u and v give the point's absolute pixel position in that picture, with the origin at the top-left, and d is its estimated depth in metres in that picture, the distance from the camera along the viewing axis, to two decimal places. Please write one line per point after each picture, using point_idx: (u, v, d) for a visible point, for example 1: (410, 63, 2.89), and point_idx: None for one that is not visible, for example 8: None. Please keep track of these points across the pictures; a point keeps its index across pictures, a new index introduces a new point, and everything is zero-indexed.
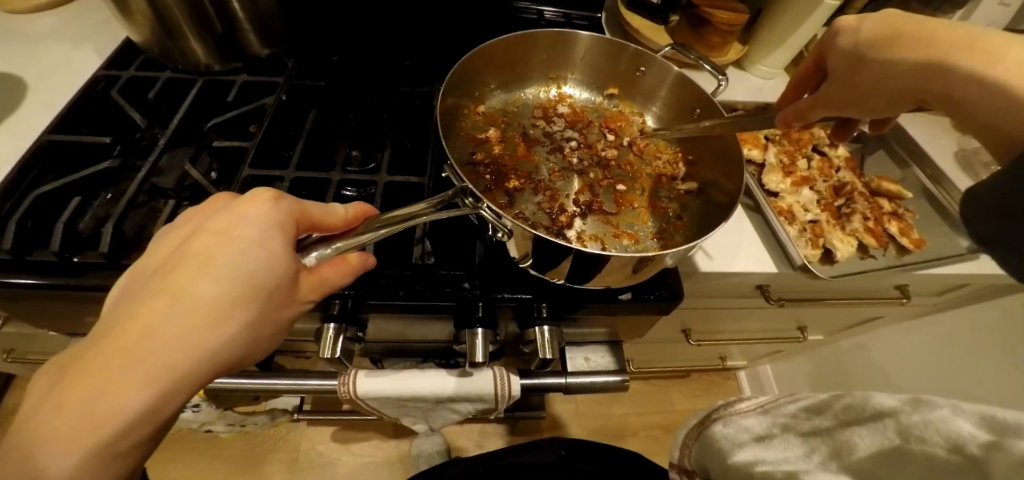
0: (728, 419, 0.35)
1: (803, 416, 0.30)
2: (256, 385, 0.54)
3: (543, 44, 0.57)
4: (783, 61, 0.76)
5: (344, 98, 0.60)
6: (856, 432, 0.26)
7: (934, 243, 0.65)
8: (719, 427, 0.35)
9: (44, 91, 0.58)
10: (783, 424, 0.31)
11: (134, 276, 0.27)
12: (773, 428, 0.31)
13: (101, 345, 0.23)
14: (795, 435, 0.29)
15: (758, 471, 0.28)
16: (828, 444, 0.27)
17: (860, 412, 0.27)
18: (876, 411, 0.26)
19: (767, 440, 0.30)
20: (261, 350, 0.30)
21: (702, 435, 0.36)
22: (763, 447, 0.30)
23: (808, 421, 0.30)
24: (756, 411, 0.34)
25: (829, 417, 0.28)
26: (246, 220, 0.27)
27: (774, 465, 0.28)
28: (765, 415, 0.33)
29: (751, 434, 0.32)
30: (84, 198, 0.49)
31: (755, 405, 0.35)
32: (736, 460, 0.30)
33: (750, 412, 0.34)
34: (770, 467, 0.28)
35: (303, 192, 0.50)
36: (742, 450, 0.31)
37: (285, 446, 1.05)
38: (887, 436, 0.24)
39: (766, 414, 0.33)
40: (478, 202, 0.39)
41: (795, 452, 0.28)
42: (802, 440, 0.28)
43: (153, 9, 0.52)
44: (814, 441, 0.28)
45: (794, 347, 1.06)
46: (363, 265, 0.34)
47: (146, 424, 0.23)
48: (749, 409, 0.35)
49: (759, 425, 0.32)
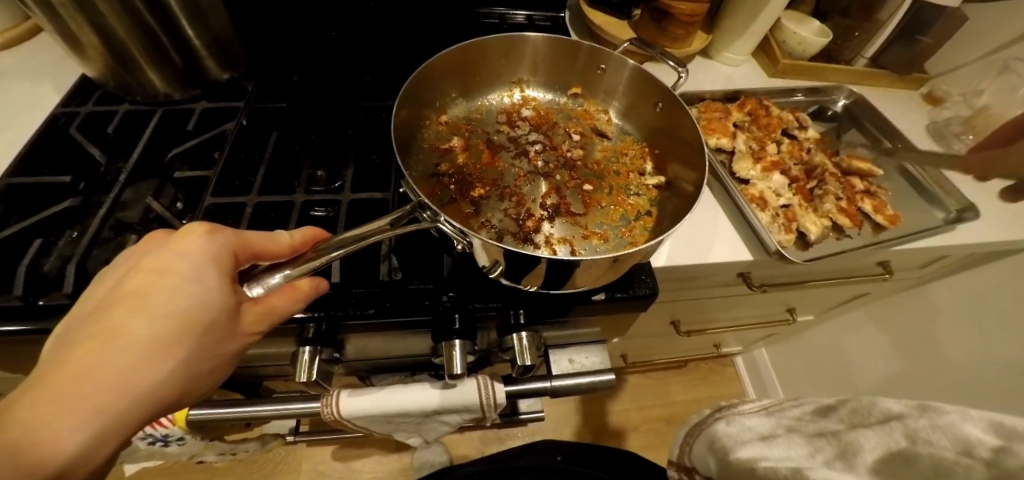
0: (731, 418, 0.34)
1: (808, 418, 0.30)
2: (239, 413, 0.53)
3: (500, 49, 0.57)
4: (748, 47, 0.76)
5: (306, 118, 0.60)
6: (862, 433, 0.25)
7: (910, 217, 0.65)
8: (722, 426, 0.34)
9: (3, 132, 0.57)
10: (787, 426, 0.30)
11: (65, 324, 0.27)
12: (777, 429, 0.30)
13: (27, 395, 0.22)
14: (799, 436, 0.29)
15: (760, 468, 0.27)
16: (833, 444, 0.26)
17: (865, 417, 0.27)
18: (884, 416, 0.26)
19: (770, 438, 0.29)
20: (206, 384, 0.30)
21: (702, 434, 0.36)
22: (766, 444, 0.29)
23: (813, 423, 0.29)
24: (760, 412, 0.33)
25: (837, 420, 0.28)
26: (181, 255, 0.27)
27: (776, 461, 0.27)
28: (769, 416, 0.32)
29: (754, 433, 0.31)
30: (47, 237, 0.48)
31: (759, 407, 0.34)
32: (738, 456, 0.30)
33: (754, 414, 0.33)
34: (774, 463, 0.27)
35: (269, 216, 0.50)
36: (745, 446, 0.30)
37: (284, 469, 1.04)
38: (894, 438, 0.24)
39: (771, 415, 0.32)
40: (437, 216, 0.38)
41: (799, 451, 0.27)
42: (807, 440, 0.28)
43: (106, 43, 0.52)
44: (819, 442, 0.27)
45: (786, 329, 1.06)
46: (315, 290, 0.34)
47: (80, 467, 0.23)
48: (752, 411, 0.34)
49: (763, 426, 0.31)
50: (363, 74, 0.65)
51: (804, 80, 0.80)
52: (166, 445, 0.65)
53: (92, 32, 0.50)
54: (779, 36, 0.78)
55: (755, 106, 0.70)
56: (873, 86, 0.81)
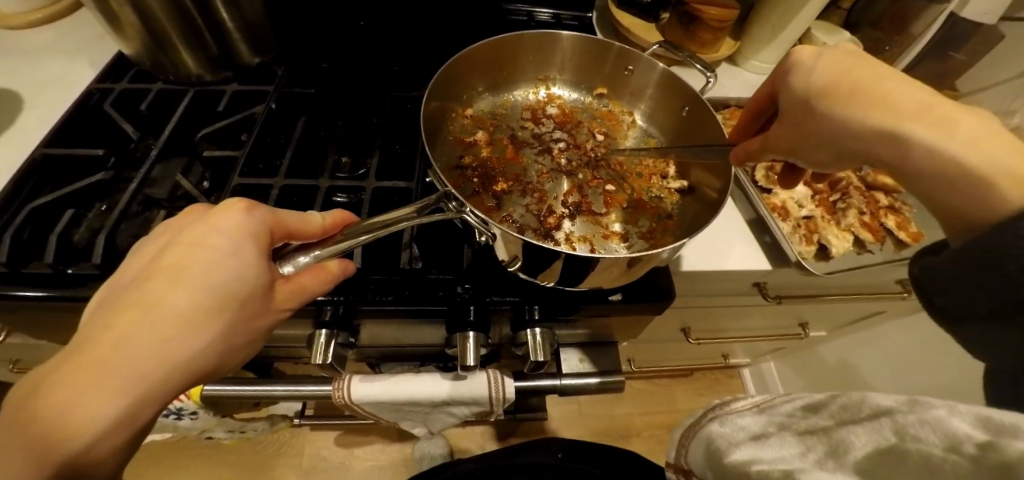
0: (724, 418, 0.34)
1: (800, 414, 0.29)
2: (253, 392, 0.54)
3: (530, 44, 0.57)
4: (776, 56, 0.75)
5: (334, 104, 0.61)
6: (851, 431, 0.24)
7: (935, 236, 0.64)
8: (716, 427, 0.34)
9: (41, 105, 0.59)
10: (779, 423, 0.30)
11: (106, 293, 0.27)
12: (769, 427, 0.30)
13: (72, 359, 0.23)
14: (791, 433, 0.28)
15: (754, 470, 0.27)
16: (824, 442, 0.25)
17: (855, 413, 0.26)
18: (873, 412, 0.25)
19: (762, 438, 0.29)
20: (238, 359, 0.30)
21: (700, 434, 0.36)
22: (759, 445, 0.29)
23: (804, 420, 0.28)
24: (753, 410, 0.33)
25: (826, 416, 0.27)
26: (219, 230, 0.28)
27: (769, 463, 0.26)
28: (762, 415, 0.32)
29: (746, 433, 0.31)
30: (78, 209, 0.49)
31: (751, 405, 0.34)
32: (733, 460, 0.29)
33: (747, 412, 0.33)
34: (766, 465, 0.26)
35: (293, 199, 0.51)
36: (739, 448, 0.30)
37: (288, 451, 1.05)
38: (883, 435, 0.23)
39: (763, 413, 0.32)
40: (462, 207, 0.38)
41: (791, 450, 0.26)
42: (798, 438, 0.27)
43: (143, 23, 0.53)
44: (811, 439, 0.26)
45: (796, 343, 1.04)
46: (343, 272, 0.35)
47: (118, 432, 0.24)
48: (745, 409, 0.34)
49: (755, 424, 0.31)
50: (390, 65, 0.66)
51: None
52: (179, 419, 0.66)
53: (131, 12, 0.52)
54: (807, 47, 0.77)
55: None
56: None
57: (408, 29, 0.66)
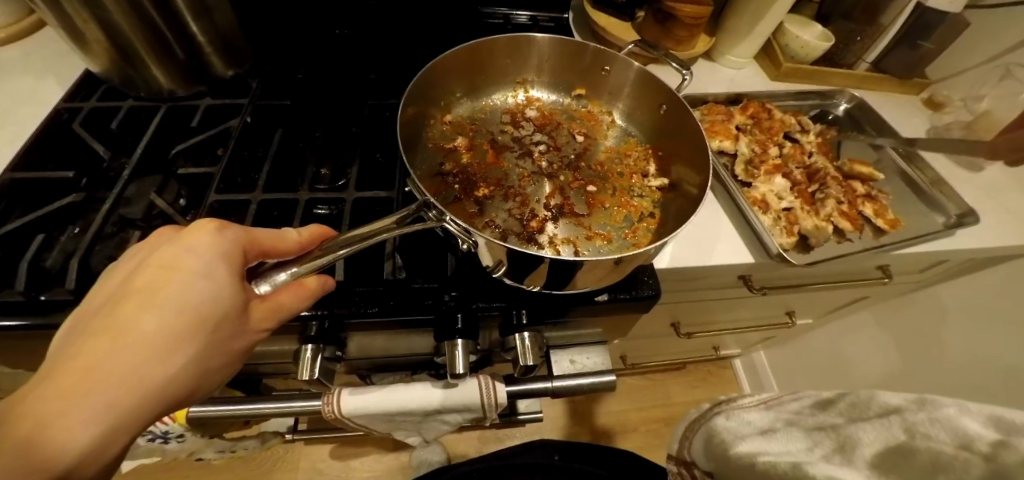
0: (730, 413, 0.34)
1: (808, 412, 0.30)
2: (240, 411, 0.52)
3: (506, 47, 0.57)
4: (751, 50, 0.76)
5: (311, 116, 0.60)
6: (860, 427, 0.25)
7: (913, 220, 0.65)
8: (721, 420, 0.34)
9: (6, 127, 0.57)
10: (787, 420, 0.30)
11: (74, 320, 0.27)
12: (776, 423, 0.30)
13: (37, 390, 0.22)
14: (798, 429, 0.28)
15: (759, 461, 0.27)
16: (832, 437, 0.26)
17: (864, 410, 0.27)
18: (882, 409, 0.26)
19: (769, 432, 0.29)
20: (214, 381, 0.30)
21: (702, 429, 0.35)
22: (766, 438, 0.29)
23: (812, 417, 0.29)
24: (758, 406, 0.33)
25: (835, 414, 0.28)
26: (190, 251, 0.28)
27: (776, 456, 0.27)
28: (768, 411, 0.32)
29: (753, 428, 0.31)
30: (50, 234, 0.48)
31: (757, 401, 0.34)
32: (739, 451, 0.29)
33: (752, 407, 0.33)
34: (773, 457, 0.27)
35: (273, 213, 0.50)
36: (744, 441, 0.30)
37: (282, 467, 1.04)
38: (893, 432, 0.24)
39: (769, 409, 0.32)
40: (443, 215, 0.38)
41: (798, 445, 0.27)
42: (806, 434, 0.28)
43: (111, 39, 0.52)
44: (818, 435, 0.27)
45: (784, 332, 1.06)
46: (321, 288, 0.35)
47: (89, 464, 0.23)
48: (750, 405, 0.34)
49: (763, 419, 0.31)
50: (367, 73, 0.66)
51: (806, 83, 0.80)
52: (166, 442, 0.65)
53: (97, 29, 0.50)
54: (782, 40, 0.79)
55: (757, 109, 0.71)
56: (875, 92, 0.82)
57: (384, 36, 0.66)
